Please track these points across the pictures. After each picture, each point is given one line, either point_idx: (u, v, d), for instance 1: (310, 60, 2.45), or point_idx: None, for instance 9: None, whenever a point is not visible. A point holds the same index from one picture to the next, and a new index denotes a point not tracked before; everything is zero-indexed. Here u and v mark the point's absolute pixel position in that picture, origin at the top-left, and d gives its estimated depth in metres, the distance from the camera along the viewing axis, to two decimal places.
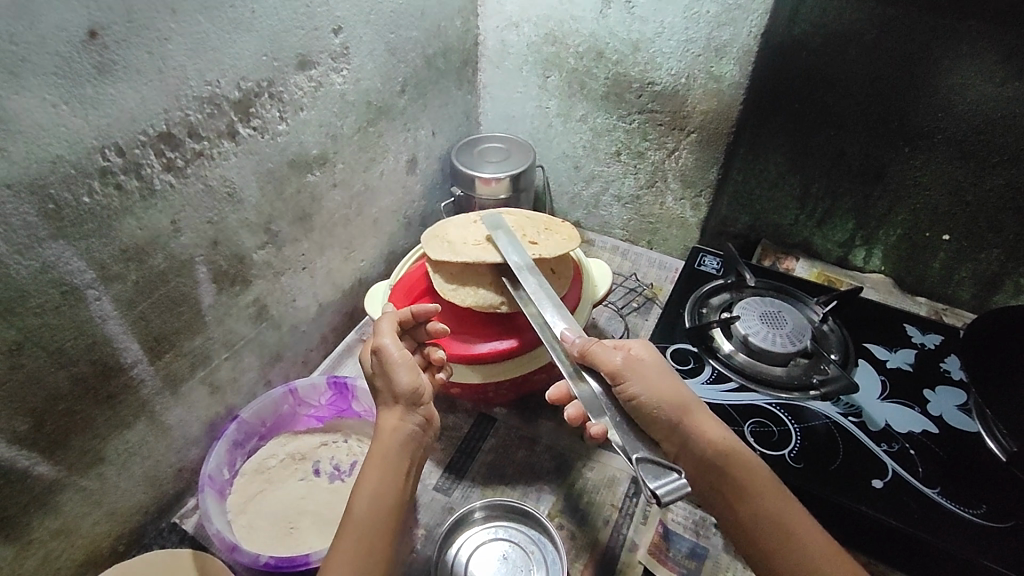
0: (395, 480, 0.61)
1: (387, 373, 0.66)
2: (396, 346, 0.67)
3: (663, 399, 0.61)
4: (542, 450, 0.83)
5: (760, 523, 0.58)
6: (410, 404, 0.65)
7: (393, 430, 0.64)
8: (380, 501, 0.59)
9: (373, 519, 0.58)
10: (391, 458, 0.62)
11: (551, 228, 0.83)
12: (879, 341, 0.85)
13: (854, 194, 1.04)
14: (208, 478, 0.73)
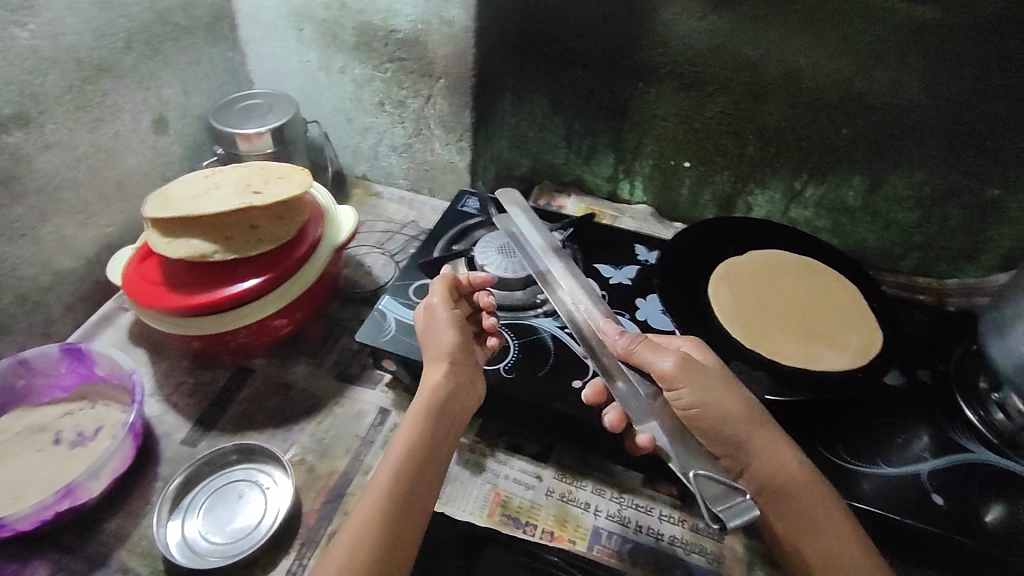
0: (435, 437, 0.67)
1: (431, 337, 0.74)
2: (444, 310, 0.75)
3: (745, 407, 0.64)
4: (296, 394, 0.87)
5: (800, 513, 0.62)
6: (456, 364, 0.72)
7: (432, 390, 0.69)
8: (422, 464, 0.64)
9: (388, 488, 0.61)
10: (420, 452, 0.65)
11: (283, 177, 0.83)
12: (607, 261, 0.93)
13: (609, 130, 1.12)
14: None
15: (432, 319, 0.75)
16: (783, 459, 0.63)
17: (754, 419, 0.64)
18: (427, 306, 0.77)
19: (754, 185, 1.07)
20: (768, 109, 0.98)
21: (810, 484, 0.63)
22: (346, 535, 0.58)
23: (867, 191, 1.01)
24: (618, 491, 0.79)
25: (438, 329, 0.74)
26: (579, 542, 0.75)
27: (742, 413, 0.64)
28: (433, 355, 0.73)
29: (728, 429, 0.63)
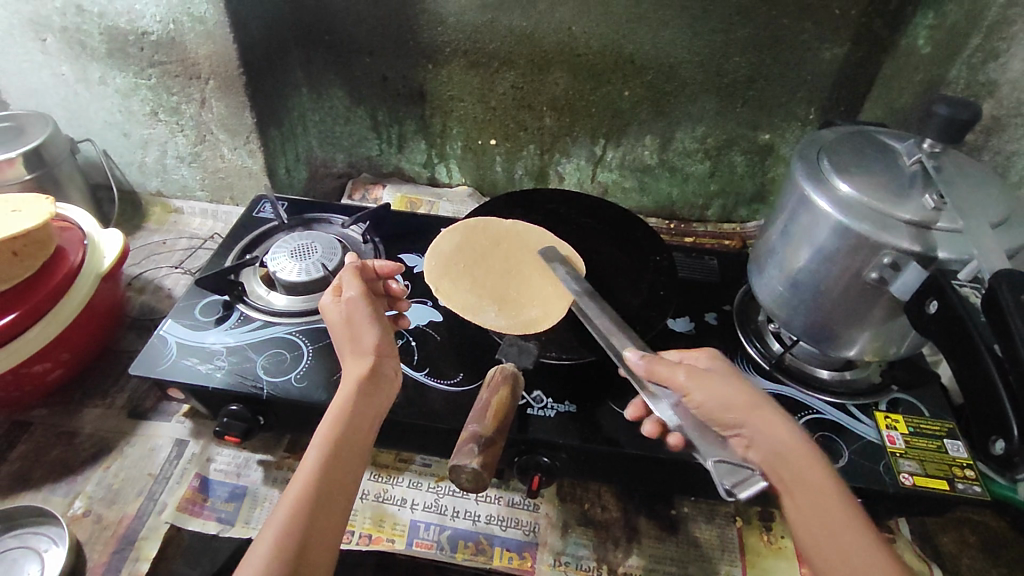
0: (364, 426, 0.60)
1: (353, 331, 0.66)
2: (364, 302, 0.67)
3: (728, 392, 0.59)
4: (81, 440, 0.79)
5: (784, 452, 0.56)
6: (385, 353, 0.66)
7: (358, 380, 0.62)
8: (343, 460, 0.56)
9: (313, 495, 0.54)
10: (358, 451, 0.58)
11: (20, 211, 0.73)
12: (411, 249, 0.94)
13: (413, 115, 1.12)
14: None
15: (353, 313, 0.66)
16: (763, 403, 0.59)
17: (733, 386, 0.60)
18: (329, 303, 0.68)
19: (559, 155, 1.13)
20: (553, 79, 1.02)
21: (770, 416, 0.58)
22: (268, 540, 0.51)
23: (659, 149, 1.09)
24: (435, 480, 0.78)
25: (366, 323, 0.66)
26: (397, 540, 0.72)
27: (735, 396, 0.59)
28: (357, 350, 0.65)
29: (737, 397, 0.59)
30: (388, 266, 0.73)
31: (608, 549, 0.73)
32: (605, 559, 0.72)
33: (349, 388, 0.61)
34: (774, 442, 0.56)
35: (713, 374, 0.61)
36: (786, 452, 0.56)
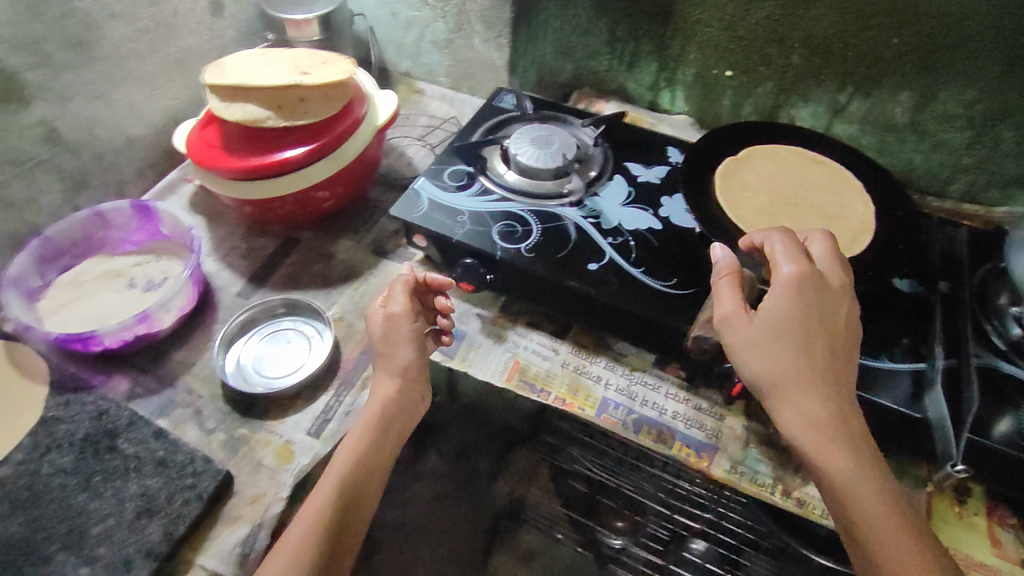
0: (384, 444, 0.69)
1: (390, 347, 0.72)
2: (406, 319, 0.73)
3: (801, 364, 0.60)
4: (337, 263, 0.94)
5: (818, 456, 0.57)
6: (406, 380, 0.72)
7: (385, 401, 0.70)
8: (362, 467, 0.66)
9: (329, 506, 0.63)
10: (375, 458, 0.67)
11: (333, 63, 0.89)
12: (638, 160, 0.97)
13: (654, 33, 1.12)
14: (12, 280, 0.83)
15: (388, 334, 0.73)
16: (828, 410, 0.59)
17: (806, 372, 0.60)
18: (387, 318, 0.73)
19: (797, 98, 1.09)
20: (816, 15, 0.97)
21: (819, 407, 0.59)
22: (296, 544, 0.60)
23: (914, 108, 1.01)
24: (628, 368, 0.84)
25: (403, 347, 0.72)
26: (588, 409, 0.80)
27: (796, 374, 0.60)
28: (389, 367, 0.72)
29: (788, 388, 0.60)
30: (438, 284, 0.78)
31: (786, 473, 0.75)
32: (782, 480, 0.74)
33: (372, 411, 0.70)
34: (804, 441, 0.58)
35: (767, 335, 0.61)
36: (829, 458, 0.57)
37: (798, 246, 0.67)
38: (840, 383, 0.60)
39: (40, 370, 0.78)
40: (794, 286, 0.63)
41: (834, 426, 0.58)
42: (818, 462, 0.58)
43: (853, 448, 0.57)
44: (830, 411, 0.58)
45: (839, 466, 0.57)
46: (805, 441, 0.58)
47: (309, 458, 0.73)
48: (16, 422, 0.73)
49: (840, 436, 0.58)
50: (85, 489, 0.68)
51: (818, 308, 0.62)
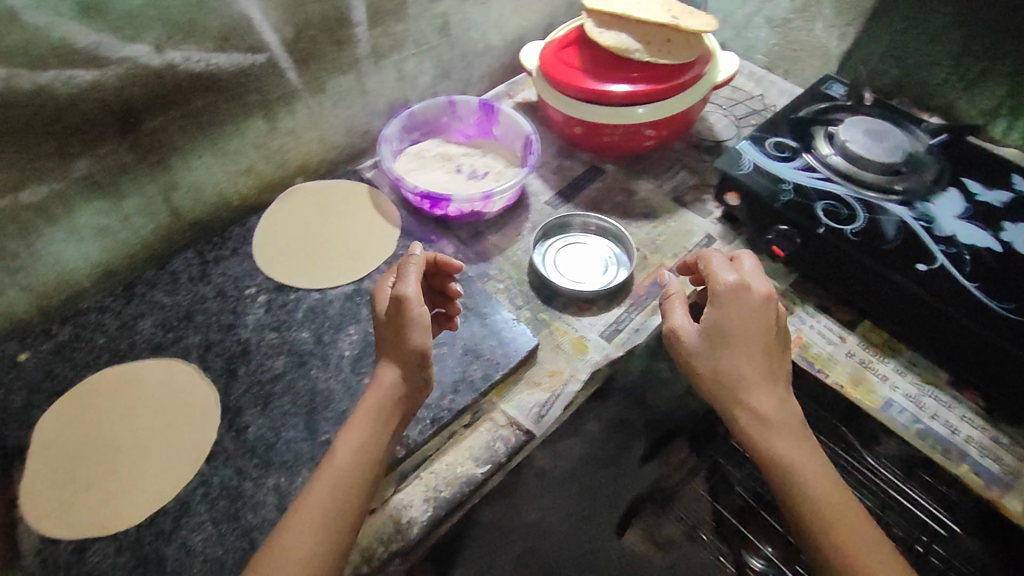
0: (382, 436, 0.62)
1: (397, 332, 0.63)
2: (418, 305, 0.63)
3: (723, 353, 0.66)
4: (637, 200, 0.99)
5: (767, 453, 0.64)
6: (415, 364, 0.63)
7: (387, 388, 0.63)
8: (372, 452, 0.61)
9: (341, 482, 0.59)
10: (368, 449, 0.61)
11: (697, 14, 0.93)
12: (974, 177, 0.91)
13: (1018, 56, 0.96)
14: (386, 138, 0.95)
15: (392, 313, 0.64)
16: (768, 411, 0.65)
17: (766, 373, 0.66)
18: (400, 304, 0.63)
19: None
20: None
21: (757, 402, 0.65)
22: (305, 513, 0.57)
23: None
24: (920, 380, 0.81)
25: (414, 331, 0.62)
26: (869, 404, 0.79)
27: (739, 370, 0.65)
28: (394, 351, 0.64)
29: (749, 390, 0.65)
30: (445, 265, 0.73)
31: None
32: None
33: (375, 391, 0.64)
34: (782, 451, 0.64)
35: (719, 330, 0.66)
36: (821, 488, 0.62)
37: (734, 265, 0.71)
38: (786, 381, 0.67)
39: (392, 214, 0.93)
40: (750, 297, 0.66)
41: (775, 422, 0.65)
42: (799, 479, 0.63)
43: (811, 462, 0.64)
44: (787, 424, 0.65)
45: (808, 479, 0.63)
46: (785, 446, 0.64)
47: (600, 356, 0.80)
48: (378, 254, 0.87)
49: (806, 443, 0.65)
50: None
51: (762, 318, 0.66)
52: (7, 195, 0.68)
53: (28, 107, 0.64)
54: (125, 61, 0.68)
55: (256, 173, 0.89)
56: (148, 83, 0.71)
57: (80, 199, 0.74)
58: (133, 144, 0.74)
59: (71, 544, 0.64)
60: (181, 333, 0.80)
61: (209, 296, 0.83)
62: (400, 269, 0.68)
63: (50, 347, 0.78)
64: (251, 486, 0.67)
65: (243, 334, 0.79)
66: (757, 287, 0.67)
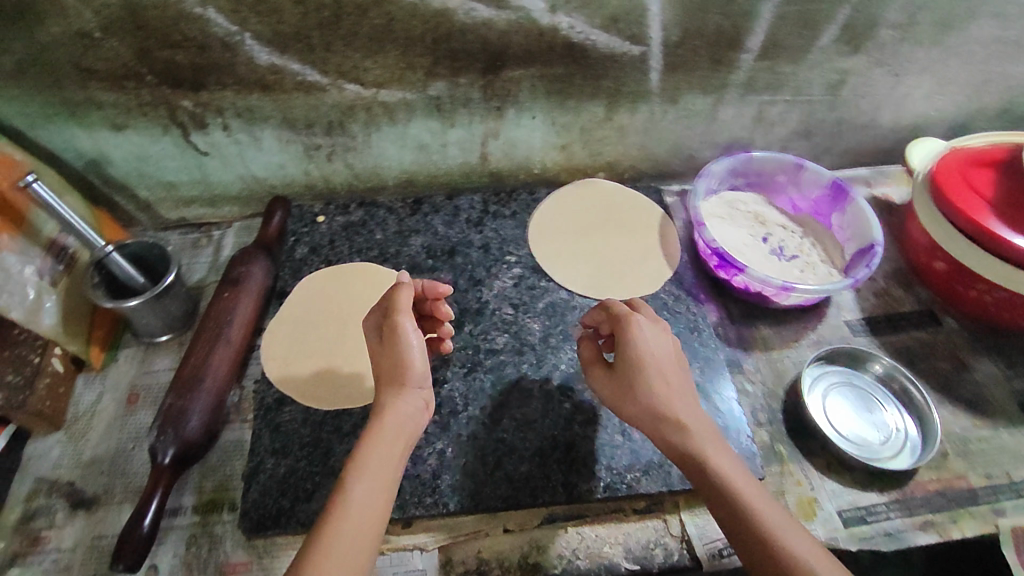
0: (392, 452, 0.53)
1: (393, 362, 0.57)
2: (411, 328, 0.57)
3: (641, 389, 0.57)
4: (968, 379, 0.77)
5: (730, 506, 0.52)
6: (416, 385, 0.58)
7: (388, 413, 0.55)
8: (385, 476, 0.52)
9: (367, 521, 0.49)
10: (379, 460, 0.52)
11: None
12: None
13: None
14: (709, 173, 0.86)
15: (385, 337, 0.58)
16: (697, 447, 0.55)
17: (668, 419, 0.56)
18: (398, 333, 0.57)
19: None
20: None
21: (689, 432, 0.55)
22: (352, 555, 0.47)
23: None
24: None
25: (412, 347, 0.57)
26: None
27: (670, 406, 0.56)
28: (389, 378, 0.57)
29: (672, 425, 0.56)
30: (433, 290, 0.64)
31: None
32: None
33: (387, 415, 0.55)
34: (728, 475, 0.53)
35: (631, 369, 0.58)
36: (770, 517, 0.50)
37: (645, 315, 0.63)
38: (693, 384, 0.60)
39: (673, 253, 0.84)
40: (643, 325, 0.60)
41: (695, 430, 0.56)
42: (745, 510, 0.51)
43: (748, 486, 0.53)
44: (713, 444, 0.55)
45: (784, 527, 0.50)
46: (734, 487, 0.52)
47: (823, 536, 0.65)
48: (638, 286, 0.80)
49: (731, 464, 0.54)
50: None
51: (667, 349, 0.60)
52: (373, 87, 0.76)
53: (425, 22, 0.69)
54: (519, 10, 0.69)
55: (569, 153, 0.87)
56: (526, 36, 0.72)
57: (421, 113, 0.79)
58: (486, 85, 0.77)
59: (277, 394, 0.71)
60: (437, 266, 0.83)
61: (474, 244, 0.85)
62: (386, 298, 0.60)
63: (342, 222, 0.86)
64: (421, 439, 0.67)
65: (483, 295, 0.80)
66: (637, 321, 0.60)
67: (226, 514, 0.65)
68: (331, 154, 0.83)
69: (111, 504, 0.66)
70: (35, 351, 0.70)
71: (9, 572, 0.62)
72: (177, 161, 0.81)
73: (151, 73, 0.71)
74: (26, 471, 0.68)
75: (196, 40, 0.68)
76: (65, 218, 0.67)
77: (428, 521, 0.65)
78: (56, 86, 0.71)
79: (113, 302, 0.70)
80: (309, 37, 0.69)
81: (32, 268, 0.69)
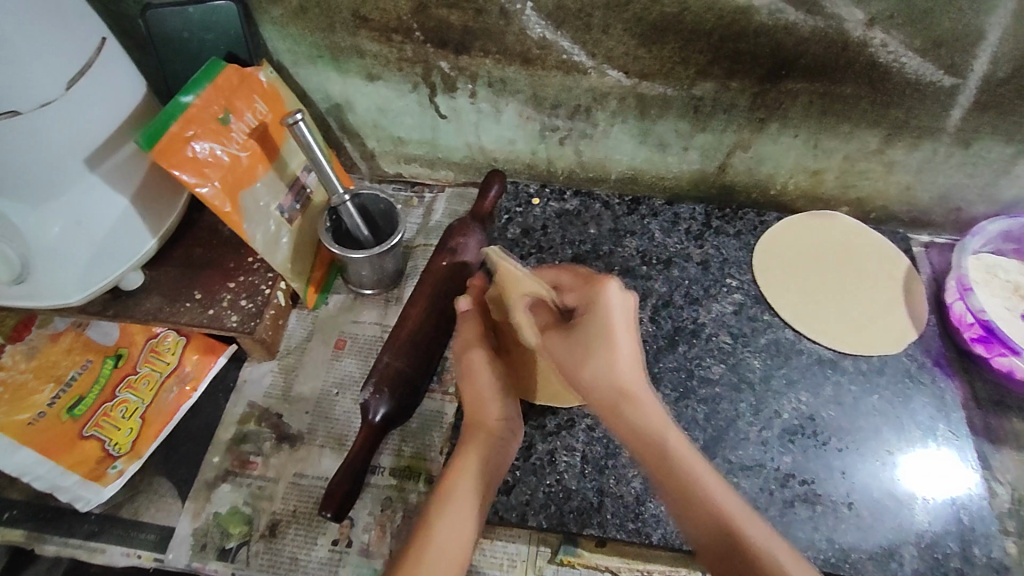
0: (478, 479, 0.52)
1: (472, 390, 0.58)
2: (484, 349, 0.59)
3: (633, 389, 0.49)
4: None
5: (675, 486, 0.45)
6: (506, 415, 0.57)
7: (464, 441, 0.55)
8: (473, 501, 0.50)
9: (458, 536, 0.47)
10: (465, 480, 0.51)
11: None
12: None
13: None
14: (979, 232, 0.77)
15: (463, 372, 0.59)
16: (646, 420, 0.47)
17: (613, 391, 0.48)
18: (477, 360, 0.58)
19: None
20: None
21: (699, 477, 0.45)
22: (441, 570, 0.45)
23: None
24: None
25: (490, 383, 0.57)
26: None
27: (647, 413, 0.48)
28: (471, 402, 0.57)
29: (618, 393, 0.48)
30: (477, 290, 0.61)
31: None
32: None
33: (471, 446, 0.54)
34: (734, 522, 0.43)
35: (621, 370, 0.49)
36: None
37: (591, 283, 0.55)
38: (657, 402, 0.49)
39: (921, 313, 0.75)
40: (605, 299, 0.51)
41: (688, 467, 0.45)
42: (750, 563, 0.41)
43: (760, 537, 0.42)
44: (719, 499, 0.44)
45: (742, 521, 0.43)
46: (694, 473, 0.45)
47: None
48: (873, 343, 0.72)
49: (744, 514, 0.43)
50: (889, 452, 0.65)
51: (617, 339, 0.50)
52: (635, 78, 0.71)
53: (720, 17, 0.64)
54: (833, 19, 0.62)
55: (818, 180, 0.79)
56: (826, 48, 0.65)
57: (675, 112, 0.74)
58: (758, 94, 0.70)
59: None
60: (652, 275, 0.78)
61: (692, 258, 0.79)
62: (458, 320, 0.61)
63: (557, 209, 0.83)
64: (628, 457, 0.63)
65: (700, 316, 0.74)
66: (609, 286, 0.51)
67: (422, 485, 0.64)
68: (564, 138, 0.80)
69: (312, 446, 0.68)
70: (265, 282, 0.72)
71: (219, 488, 0.65)
72: (415, 118, 0.81)
73: (420, 28, 0.69)
74: (242, 394, 0.71)
75: (476, 4, 0.66)
76: (318, 160, 0.67)
77: (623, 546, 0.61)
78: (327, 29, 0.71)
79: (341, 250, 0.71)
80: (590, 15, 0.65)
81: (275, 203, 0.71)
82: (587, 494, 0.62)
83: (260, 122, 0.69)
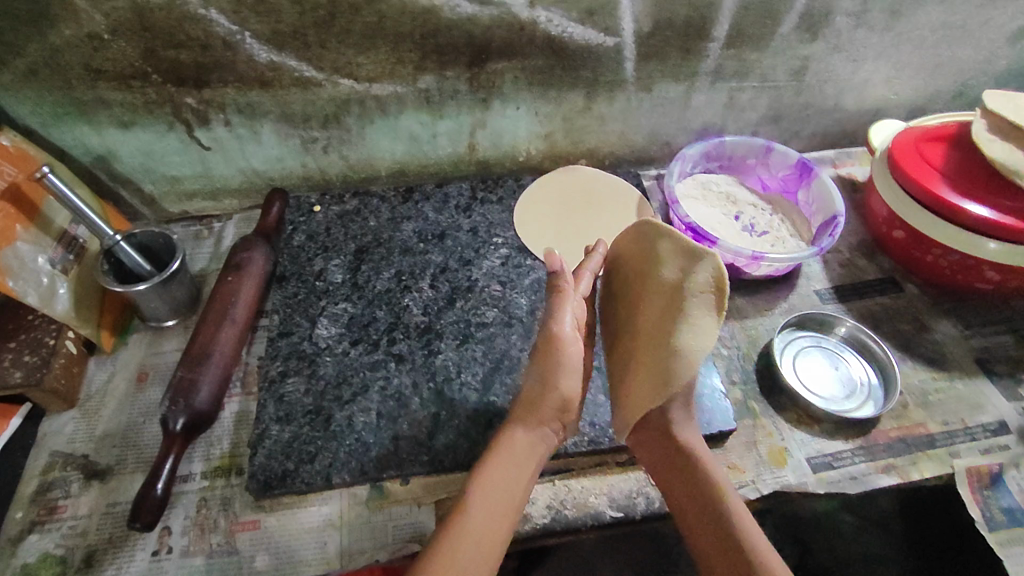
0: (518, 470, 0.61)
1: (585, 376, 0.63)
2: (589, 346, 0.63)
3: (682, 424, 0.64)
4: (929, 339, 0.82)
5: (683, 484, 0.62)
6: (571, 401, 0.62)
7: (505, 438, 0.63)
8: (506, 489, 0.59)
9: (493, 517, 0.58)
10: (504, 464, 0.61)
11: None
12: None
13: None
14: (683, 157, 0.93)
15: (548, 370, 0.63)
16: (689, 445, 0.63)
17: (674, 462, 0.63)
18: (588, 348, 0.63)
19: None
20: None
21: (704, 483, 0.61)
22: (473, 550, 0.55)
23: None
24: None
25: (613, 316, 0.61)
26: None
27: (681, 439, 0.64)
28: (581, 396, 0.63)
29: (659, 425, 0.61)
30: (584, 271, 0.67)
31: None
32: None
33: (503, 443, 0.62)
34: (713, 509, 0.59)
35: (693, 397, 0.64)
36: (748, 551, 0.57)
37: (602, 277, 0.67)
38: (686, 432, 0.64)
39: None
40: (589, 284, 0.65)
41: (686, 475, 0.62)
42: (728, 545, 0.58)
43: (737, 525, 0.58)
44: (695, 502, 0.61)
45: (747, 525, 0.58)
46: (713, 497, 0.60)
47: (794, 481, 0.70)
48: None
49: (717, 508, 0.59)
50: None
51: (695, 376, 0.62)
52: (366, 82, 0.81)
53: (415, 18, 0.75)
54: (502, 6, 0.75)
55: (551, 141, 0.93)
56: (508, 30, 0.77)
57: (412, 105, 0.84)
58: (471, 77, 0.82)
59: (280, 366, 0.75)
60: (428, 248, 0.87)
61: (463, 227, 0.90)
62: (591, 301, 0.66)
63: (337, 211, 0.92)
64: (418, 403, 0.72)
65: (473, 274, 0.84)
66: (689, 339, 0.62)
67: (235, 478, 0.69)
68: (327, 147, 0.88)
69: (122, 474, 0.70)
70: (49, 334, 0.74)
71: (26, 539, 0.66)
72: (182, 154, 0.86)
73: (156, 71, 0.75)
74: (43, 446, 0.72)
75: (201, 40, 0.73)
76: (79, 209, 0.71)
77: (423, 478, 0.69)
78: (65, 86, 0.75)
79: (121, 287, 0.73)
80: (305, 35, 0.75)
81: (43, 257, 0.73)
82: (383, 443, 0.69)
83: (10, 183, 0.71)
